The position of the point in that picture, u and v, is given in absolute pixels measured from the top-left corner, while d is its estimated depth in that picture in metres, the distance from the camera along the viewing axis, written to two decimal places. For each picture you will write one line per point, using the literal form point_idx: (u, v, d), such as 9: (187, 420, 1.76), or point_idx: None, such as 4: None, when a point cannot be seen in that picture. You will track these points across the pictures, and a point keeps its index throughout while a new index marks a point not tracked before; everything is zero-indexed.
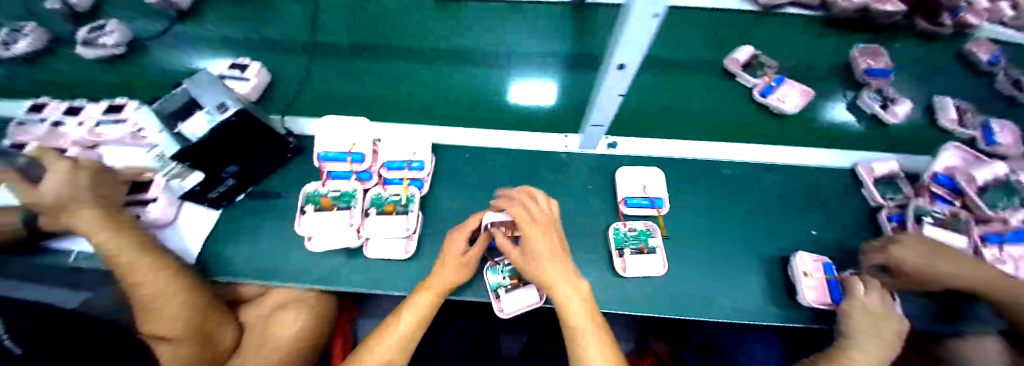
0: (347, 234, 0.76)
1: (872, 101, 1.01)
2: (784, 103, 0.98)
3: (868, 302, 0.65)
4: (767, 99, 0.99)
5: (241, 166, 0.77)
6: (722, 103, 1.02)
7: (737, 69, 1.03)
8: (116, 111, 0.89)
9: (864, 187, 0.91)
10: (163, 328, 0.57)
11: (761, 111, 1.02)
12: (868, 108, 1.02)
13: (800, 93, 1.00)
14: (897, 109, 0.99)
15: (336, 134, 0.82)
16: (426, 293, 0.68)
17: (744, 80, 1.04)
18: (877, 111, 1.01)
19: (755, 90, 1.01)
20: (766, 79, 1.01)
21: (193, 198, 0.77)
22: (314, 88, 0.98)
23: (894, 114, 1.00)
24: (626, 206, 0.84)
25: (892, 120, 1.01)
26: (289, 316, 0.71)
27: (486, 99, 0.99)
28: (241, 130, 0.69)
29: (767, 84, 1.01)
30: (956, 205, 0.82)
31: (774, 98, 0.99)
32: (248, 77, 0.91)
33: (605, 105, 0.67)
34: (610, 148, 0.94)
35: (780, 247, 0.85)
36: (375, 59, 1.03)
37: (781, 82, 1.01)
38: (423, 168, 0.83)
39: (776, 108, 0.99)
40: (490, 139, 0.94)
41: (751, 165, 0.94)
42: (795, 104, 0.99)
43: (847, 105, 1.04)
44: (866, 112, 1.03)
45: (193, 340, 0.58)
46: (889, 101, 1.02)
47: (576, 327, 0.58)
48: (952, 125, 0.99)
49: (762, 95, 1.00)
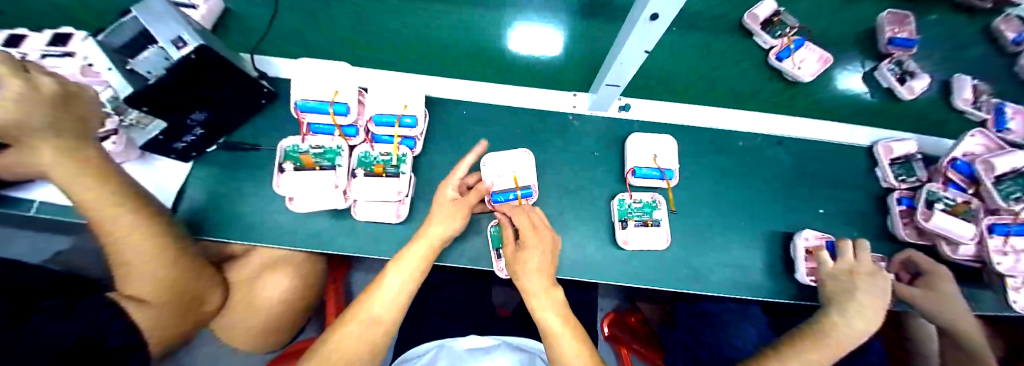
0: (333, 196, 0.71)
1: (890, 72, 0.90)
2: (800, 70, 0.86)
3: (837, 271, 0.68)
4: (781, 64, 0.85)
5: (209, 111, 0.68)
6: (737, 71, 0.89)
7: (756, 28, 0.86)
8: (62, 43, 0.76)
9: (877, 166, 0.88)
10: (138, 292, 0.55)
11: (773, 76, 0.90)
12: (885, 81, 0.91)
13: (818, 60, 0.88)
14: (916, 84, 0.88)
15: (316, 80, 0.73)
16: (420, 245, 0.63)
17: (762, 41, 0.87)
18: (893, 85, 0.90)
19: (772, 52, 0.86)
20: (785, 41, 0.85)
21: (159, 149, 0.69)
22: (302, 47, 0.85)
23: (911, 89, 0.89)
24: (634, 177, 0.79)
25: (909, 96, 0.90)
26: (275, 279, 0.77)
27: (494, 61, 0.87)
28: (201, 69, 0.59)
29: (785, 46, 0.85)
30: (968, 192, 0.79)
31: (790, 63, 0.85)
32: (195, 5, 0.76)
33: (626, 63, 0.59)
34: (622, 110, 0.86)
35: (784, 224, 0.83)
36: (368, 23, 0.85)
37: (800, 45, 0.86)
38: (416, 125, 0.75)
39: (789, 74, 0.87)
40: (487, 95, 0.85)
41: (768, 139, 0.88)
42: (810, 73, 0.87)
43: (862, 76, 0.92)
44: (882, 85, 0.92)
45: (170, 308, 0.58)
46: (907, 74, 0.90)
47: (546, 325, 0.56)
48: (965, 105, 0.92)
49: (778, 59, 0.86)
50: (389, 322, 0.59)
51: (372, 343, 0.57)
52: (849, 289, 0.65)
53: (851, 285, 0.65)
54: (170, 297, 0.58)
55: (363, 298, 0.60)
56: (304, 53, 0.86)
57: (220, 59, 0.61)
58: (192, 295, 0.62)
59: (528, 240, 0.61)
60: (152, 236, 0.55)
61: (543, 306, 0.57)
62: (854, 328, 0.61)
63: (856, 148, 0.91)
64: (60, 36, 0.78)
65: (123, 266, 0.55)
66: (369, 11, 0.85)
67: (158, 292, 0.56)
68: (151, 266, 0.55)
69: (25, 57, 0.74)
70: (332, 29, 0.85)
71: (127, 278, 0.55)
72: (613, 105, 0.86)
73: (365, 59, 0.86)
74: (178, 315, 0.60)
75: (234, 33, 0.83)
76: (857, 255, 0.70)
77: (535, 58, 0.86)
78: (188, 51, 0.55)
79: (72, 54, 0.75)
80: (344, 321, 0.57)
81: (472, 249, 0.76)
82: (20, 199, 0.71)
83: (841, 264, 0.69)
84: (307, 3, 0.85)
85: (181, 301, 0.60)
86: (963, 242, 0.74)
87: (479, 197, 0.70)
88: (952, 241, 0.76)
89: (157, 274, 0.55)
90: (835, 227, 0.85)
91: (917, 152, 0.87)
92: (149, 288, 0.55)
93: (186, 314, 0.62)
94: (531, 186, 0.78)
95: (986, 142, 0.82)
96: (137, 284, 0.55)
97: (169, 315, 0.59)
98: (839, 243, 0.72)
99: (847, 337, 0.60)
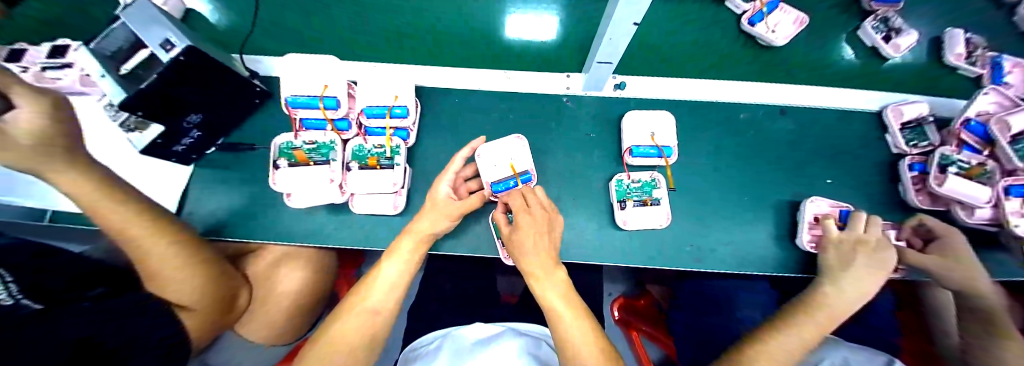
0: (329, 191, 0.71)
1: (874, 31, 0.86)
2: (774, 34, 0.83)
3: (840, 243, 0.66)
4: (754, 29, 0.83)
5: (205, 114, 0.69)
6: (721, 41, 0.87)
7: None
8: (60, 55, 0.76)
9: (887, 132, 0.85)
10: (173, 291, 0.54)
11: (748, 42, 0.88)
12: (868, 39, 0.88)
13: (794, 21, 0.85)
14: (901, 42, 0.84)
15: (304, 76, 0.72)
16: (409, 236, 0.64)
17: (734, 5, 0.85)
18: (877, 43, 0.87)
19: (744, 16, 0.84)
20: (758, 4, 0.83)
21: (161, 154, 0.71)
22: (302, 50, 0.87)
23: (896, 47, 0.85)
24: (632, 156, 0.78)
25: (892, 55, 0.86)
26: (286, 273, 0.77)
27: (481, 46, 0.85)
28: (192, 71, 0.59)
29: (758, 10, 0.83)
30: (984, 154, 0.75)
31: (764, 27, 0.83)
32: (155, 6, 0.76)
33: (616, 38, 0.57)
34: (616, 89, 0.84)
35: (789, 199, 0.81)
36: (368, 24, 0.85)
37: (773, 8, 0.84)
38: (407, 115, 0.74)
39: (763, 39, 0.85)
40: (481, 81, 0.84)
41: (769, 110, 0.86)
42: (786, 35, 0.84)
43: (846, 38, 0.90)
44: (865, 44, 0.89)
45: (214, 313, 0.58)
46: (893, 31, 0.86)
47: (551, 308, 0.55)
48: (957, 62, 0.87)
49: (751, 24, 0.83)
50: (386, 312, 0.59)
51: (370, 337, 0.57)
52: (850, 254, 0.63)
53: (852, 254, 0.63)
54: (211, 300, 0.58)
55: (358, 289, 0.61)
56: (291, 48, 0.86)
57: (206, 62, 0.61)
58: (227, 296, 0.61)
59: (521, 221, 0.60)
60: (166, 239, 0.55)
61: (546, 286, 0.57)
62: (858, 293, 0.60)
63: (864, 114, 0.87)
64: (57, 47, 0.77)
65: (145, 270, 0.54)
66: (369, 11, 0.85)
67: (195, 291, 0.56)
68: (181, 266, 0.55)
69: (27, 71, 0.74)
70: (323, 21, 0.85)
71: (157, 275, 0.54)
72: (607, 84, 0.84)
73: (353, 50, 0.86)
74: (221, 317, 0.60)
75: (223, 30, 0.84)
76: (870, 225, 0.67)
77: (518, 41, 0.85)
78: (177, 53, 0.55)
79: (70, 65, 0.74)
80: (342, 311, 0.58)
81: (469, 238, 0.77)
82: (39, 208, 0.76)
83: (845, 236, 0.67)
84: (307, 3, 0.84)
85: (221, 303, 0.60)
86: (978, 205, 0.71)
87: (481, 200, 0.69)
88: (966, 205, 0.73)
89: (179, 272, 0.55)
90: (843, 198, 0.83)
91: (930, 114, 0.83)
92: (183, 288, 0.55)
93: (225, 315, 0.62)
94: (529, 171, 0.76)
95: (1000, 100, 0.77)
96: (170, 283, 0.54)
97: (210, 314, 0.58)
98: (851, 214, 0.69)
99: (853, 300, 0.59)
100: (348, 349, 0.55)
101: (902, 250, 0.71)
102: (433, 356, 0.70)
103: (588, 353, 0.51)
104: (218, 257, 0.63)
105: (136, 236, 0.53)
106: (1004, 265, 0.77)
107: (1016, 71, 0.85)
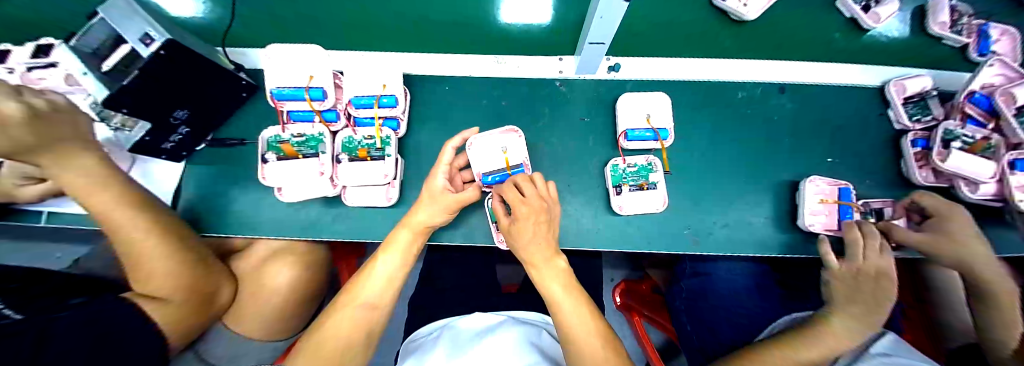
0: (319, 184, 0.71)
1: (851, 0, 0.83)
2: (746, 8, 0.81)
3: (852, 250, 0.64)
4: (725, 3, 0.82)
5: (190, 109, 0.68)
6: (702, 27, 0.86)
7: None
8: (44, 53, 0.72)
9: (890, 108, 0.83)
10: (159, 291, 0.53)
11: (721, 18, 0.86)
12: (847, 10, 0.85)
13: None
14: (881, 11, 0.81)
15: (289, 65, 0.71)
16: (405, 230, 0.63)
17: None
18: (855, 14, 0.84)
19: None
20: None
21: (149, 151, 0.69)
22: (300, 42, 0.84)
23: (876, 17, 0.82)
24: (626, 140, 0.76)
25: (870, 26, 0.83)
26: (279, 268, 0.76)
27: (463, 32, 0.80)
28: (173, 64, 0.57)
29: None
30: (989, 128, 0.73)
31: (735, 1, 0.81)
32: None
33: (608, 16, 0.54)
34: (611, 71, 0.81)
35: (791, 178, 0.80)
36: None
37: None
38: (396, 104, 0.72)
39: (735, 13, 0.82)
40: (470, 67, 0.82)
41: (769, 88, 0.83)
42: (757, 9, 0.81)
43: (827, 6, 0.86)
44: (845, 15, 0.86)
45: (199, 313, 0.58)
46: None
47: (550, 295, 0.55)
48: (942, 31, 0.83)
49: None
50: (384, 304, 0.60)
51: (366, 331, 0.57)
52: None
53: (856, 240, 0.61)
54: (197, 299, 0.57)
55: (352, 286, 0.60)
56: (276, 38, 0.83)
57: (187, 54, 0.58)
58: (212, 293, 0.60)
59: (518, 212, 0.57)
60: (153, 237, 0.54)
61: (547, 275, 0.56)
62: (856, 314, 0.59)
63: (866, 89, 0.85)
64: (42, 47, 0.74)
65: (133, 271, 0.53)
66: None
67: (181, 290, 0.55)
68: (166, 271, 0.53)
69: (13, 72, 0.72)
70: None
71: (144, 278, 0.53)
72: (601, 66, 0.81)
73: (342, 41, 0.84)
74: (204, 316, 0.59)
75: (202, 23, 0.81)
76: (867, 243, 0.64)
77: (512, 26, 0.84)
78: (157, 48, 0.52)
79: (54, 64, 0.72)
80: (336, 305, 0.58)
81: (465, 227, 0.76)
82: (30, 210, 0.75)
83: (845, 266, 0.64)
84: None
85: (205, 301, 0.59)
86: (982, 181, 0.69)
87: (478, 191, 0.67)
88: (970, 181, 0.71)
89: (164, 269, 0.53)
90: (842, 178, 0.82)
91: (933, 88, 0.80)
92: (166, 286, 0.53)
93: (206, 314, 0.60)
94: (524, 165, 0.75)
95: (1004, 72, 0.75)
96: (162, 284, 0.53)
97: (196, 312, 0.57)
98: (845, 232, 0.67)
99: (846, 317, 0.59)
100: (346, 341, 0.55)
101: (892, 226, 0.70)
102: (431, 347, 0.69)
103: (586, 341, 0.51)
104: (202, 251, 0.61)
105: (127, 233, 0.52)
106: (1005, 241, 0.75)
107: (1004, 39, 0.83)
